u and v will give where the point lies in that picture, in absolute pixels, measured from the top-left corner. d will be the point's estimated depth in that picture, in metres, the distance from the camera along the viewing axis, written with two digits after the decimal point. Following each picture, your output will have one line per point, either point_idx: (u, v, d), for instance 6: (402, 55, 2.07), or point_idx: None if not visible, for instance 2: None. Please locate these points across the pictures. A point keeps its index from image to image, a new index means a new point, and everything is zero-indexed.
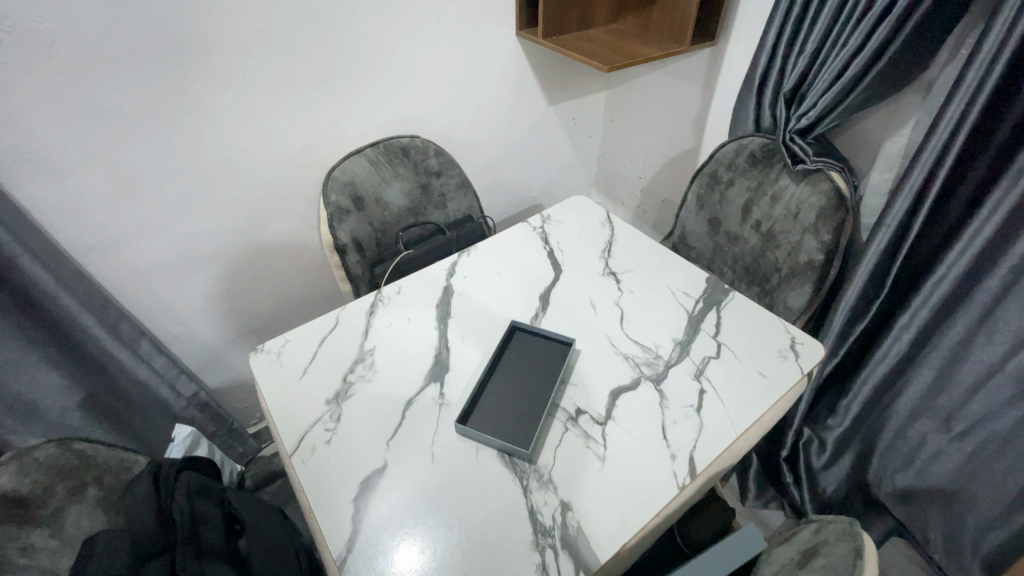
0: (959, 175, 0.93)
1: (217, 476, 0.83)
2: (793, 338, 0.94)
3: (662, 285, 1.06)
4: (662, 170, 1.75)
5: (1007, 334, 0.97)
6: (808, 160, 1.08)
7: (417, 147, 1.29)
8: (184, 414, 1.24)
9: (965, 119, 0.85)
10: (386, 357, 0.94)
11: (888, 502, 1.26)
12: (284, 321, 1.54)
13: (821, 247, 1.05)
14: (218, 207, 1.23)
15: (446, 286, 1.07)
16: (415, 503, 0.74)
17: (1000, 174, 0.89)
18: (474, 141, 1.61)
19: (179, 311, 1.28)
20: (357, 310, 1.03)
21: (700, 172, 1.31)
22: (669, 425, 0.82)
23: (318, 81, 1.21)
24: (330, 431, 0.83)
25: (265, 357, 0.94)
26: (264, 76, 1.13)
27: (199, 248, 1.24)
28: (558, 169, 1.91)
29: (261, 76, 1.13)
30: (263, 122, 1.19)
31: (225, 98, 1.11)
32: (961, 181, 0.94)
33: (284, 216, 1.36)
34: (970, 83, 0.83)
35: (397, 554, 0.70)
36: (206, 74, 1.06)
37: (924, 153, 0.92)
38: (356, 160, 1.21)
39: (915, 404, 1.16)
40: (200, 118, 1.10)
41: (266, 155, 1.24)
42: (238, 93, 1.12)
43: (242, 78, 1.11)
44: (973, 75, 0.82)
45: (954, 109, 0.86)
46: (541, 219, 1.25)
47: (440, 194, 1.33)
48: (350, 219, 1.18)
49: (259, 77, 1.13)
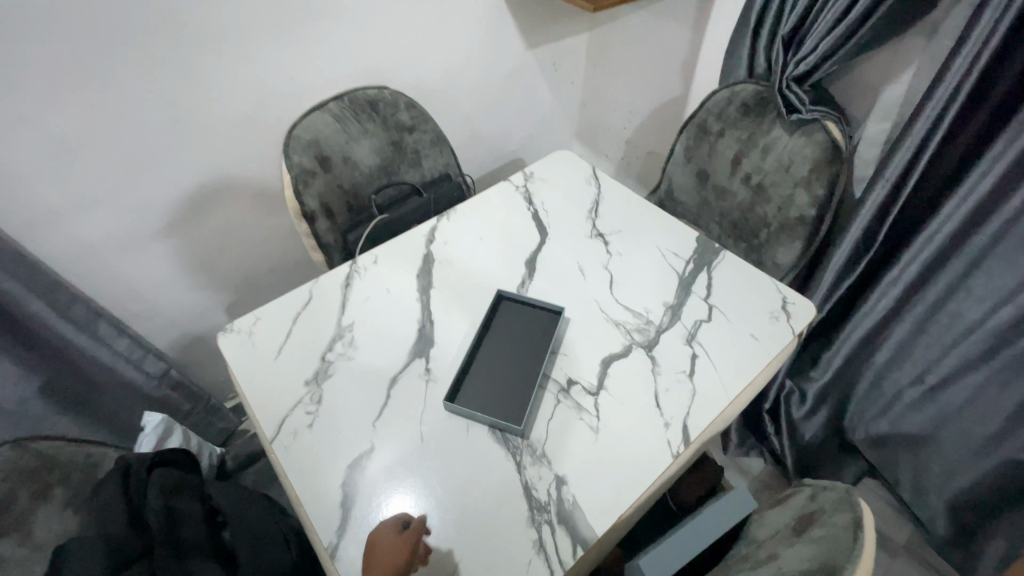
0: (959, 128, 0.90)
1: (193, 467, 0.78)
2: (784, 298, 0.92)
3: (652, 246, 1.02)
4: (647, 120, 1.67)
5: (992, 290, 0.97)
6: (804, 109, 1.04)
7: (385, 99, 1.18)
8: (156, 394, 1.19)
9: (974, 67, 0.82)
10: (366, 333, 0.89)
11: (861, 447, 1.30)
12: (255, 291, 1.46)
13: (814, 201, 1.03)
14: (169, 172, 1.12)
15: (427, 254, 1.01)
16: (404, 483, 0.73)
17: (1001, 127, 0.87)
18: (447, 92, 1.50)
19: (138, 287, 1.19)
20: (331, 283, 0.96)
21: (689, 122, 1.24)
22: (662, 393, 0.81)
23: (270, 27, 1.08)
24: (312, 414, 0.79)
25: (236, 337, 0.88)
26: (208, 22, 1.00)
27: (153, 218, 1.14)
28: (539, 120, 1.81)
29: (205, 22, 1.00)
30: (213, 75, 1.07)
31: (166, 48, 0.98)
32: (960, 134, 0.91)
33: (245, 180, 1.25)
34: (984, 27, 0.79)
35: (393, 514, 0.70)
36: (139, 20, 0.93)
37: (929, 102, 0.87)
38: (319, 116, 1.10)
39: (894, 356, 1.18)
40: (138, 73, 0.98)
41: (220, 112, 1.12)
42: (180, 41, 0.99)
43: (182, 25, 0.98)
44: (989, 16, 0.78)
45: (965, 56, 0.82)
46: (523, 176, 1.18)
47: (414, 152, 1.23)
48: (317, 182, 1.09)
49: (203, 23, 1.00)
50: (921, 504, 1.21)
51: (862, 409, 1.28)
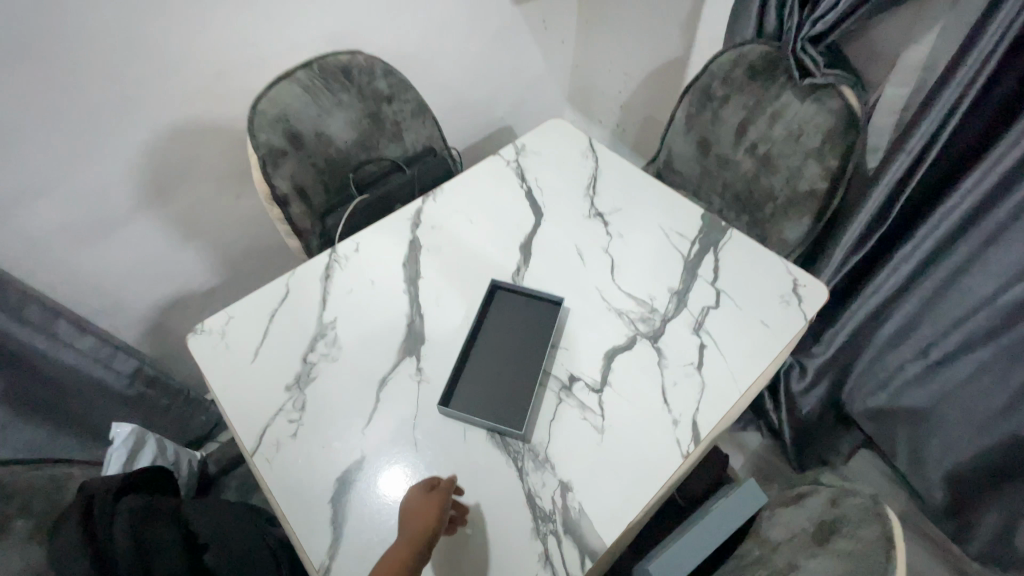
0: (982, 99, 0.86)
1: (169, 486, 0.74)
2: (794, 280, 0.87)
3: (655, 226, 0.95)
4: (644, 83, 1.57)
5: (1007, 266, 0.96)
6: (817, 73, 0.96)
7: (360, 65, 1.07)
8: (131, 392, 1.13)
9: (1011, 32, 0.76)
10: (350, 330, 0.82)
11: (858, 420, 1.26)
12: (231, 278, 1.37)
13: (825, 174, 0.96)
14: (122, 155, 1.01)
15: (414, 239, 0.94)
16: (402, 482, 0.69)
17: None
18: (428, 55, 1.38)
19: (99, 282, 1.10)
20: (310, 274, 0.88)
21: (691, 86, 1.15)
22: (669, 387, 0.76)
23: None
24: (295, 422, 0.73)
25: (207, 339, 0.81)
26: None
27: (109, 206, 1.04)
28: (527, 84, 1.70)
29: None
30: (161, 43, 0.95)
31: (99, 13, 0.87)
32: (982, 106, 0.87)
33: (210, 160, 1.14)
34: None
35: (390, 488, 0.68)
36: None
37: (965, 62, 0.80)
38: (286, 87, 0.99)
39: (898, 331, 1.15)
40: (70, 42, 0.86)
41: (172, 85, 1.01)
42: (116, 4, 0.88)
43: None
44: None
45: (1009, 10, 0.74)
46: (514, 149, 1.09)
47: (394, 124, 1.12)
48: (288, 161, 0.99)
49: None
50: (917, 476, 1.20)
51: (859, 383, 1.24)
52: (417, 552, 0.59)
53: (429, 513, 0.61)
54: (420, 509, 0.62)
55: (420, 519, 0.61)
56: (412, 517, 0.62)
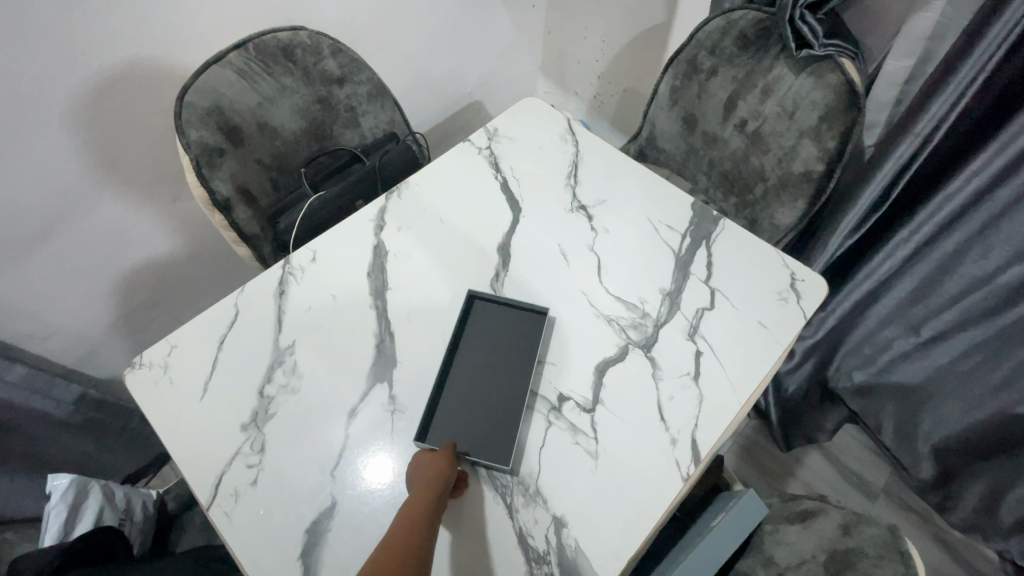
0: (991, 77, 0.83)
1: (109, 549, 0.68)
2: (792, 274, 0.81)
3: (642, 218, 0.88)
4: (621, 51, 1.46)
5: (1008, 247, 0.95)
6: (817, 45, 0.86)
7: (303, 44, 0.93)
8: (76, 420, 1.04)
9: None
10: (312, 354, 0.73)
11: (844, 397, 1.24)
12: (178, 283, 1.25)
13: (821, 155, 0.90)
14: (29, 161, 0.89)
15: (378, 244, 0.84)
16: (376, 514, 0.63)
17: None
18: (383, 26, 1.25)
19: (22, 303, 0.98)
20: (261, 291, 0.78)
21: (676, 56, 1.06)
22: (665, 402, 0.71)
23: None
24: (254, 467, 0.65)
25: (148, 373, 0.71)
26: None
27: (22, 219, 0.92)
28: (493, 55, 1.57)
29: None
30: (63, 25, 0.83)
31: None
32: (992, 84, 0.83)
33: (140, 155, 1.02)
34: None
35: (366, 474, 0.65)
36: None
37: (979, 46, 0.77)
38: (217, 73, 0.85)
39: (891, 310, 1.14)
40: None
41: (80, 74, 0.88)
42: None
43: None
44: None
45: None
46: (487, 134, 0.99)
47: (349, 108, 1.01)
48: (226, 160, 0.87)
49: None
50: (903, 450, 1.19)
51: (848, 359, 1.23)
52: (437, 491, 0.58)
53: (439, 461, 0.61)
54: (429, 461, 0.61)
55: (435, 463, 0.60)
56: (422, 469, 0.60)
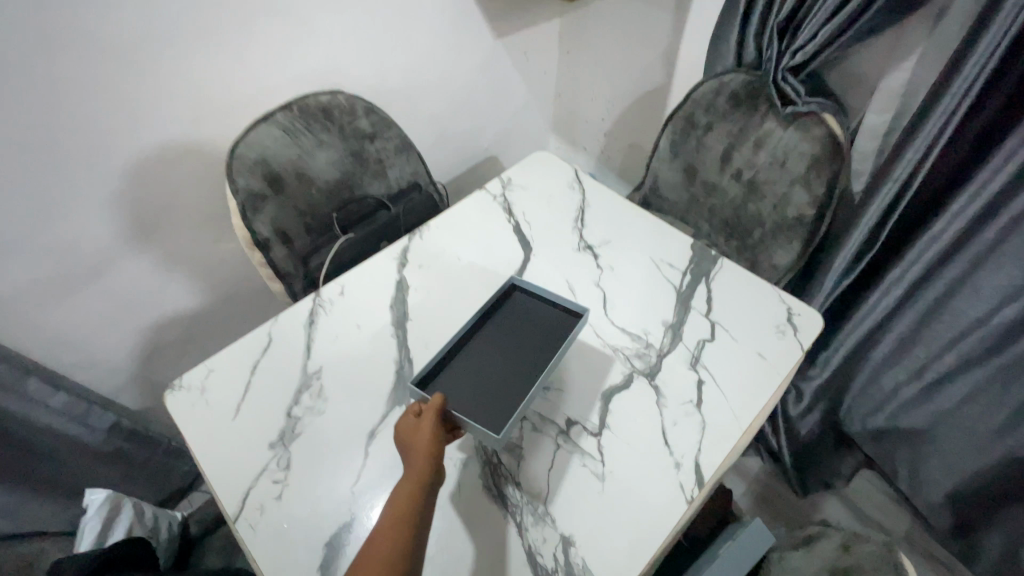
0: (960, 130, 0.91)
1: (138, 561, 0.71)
2: (789, 309, 0.86)
3: (644, 257, 0.94)
4: (625, 111, 1.59)
5: (996, 290, 0.98)
6: (799, 101, 0.99)
7: (340, 106, 1.06)
8: (108, 447, 1.10)
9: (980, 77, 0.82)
10: (336, 380, 0.79)
11: (858, 441, 1.26)
12: (211, 322, 1.34)
13: (812, 201, 0.97)
14: (95, 205, 1.01)
15: (400, 279, 0.91)
16: None
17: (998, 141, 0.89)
18: (411, 90, 1.39)
19: (73, 333, 1.08)
20: (293, 321, 0.85)
21: (674, 115, 1.16)
22: (669, 427, 0.74)
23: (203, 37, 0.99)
24: (280, 482, 0.69)
25: (186, 395, 0.77)
26: (125, 36, 0.91)
27: (82, 256, 1.03)
28: (510, 114, 1.72)
29: (120, 37, 0.90)
30: (136, 91, 0.96)
31: (76, 68, 0.88)
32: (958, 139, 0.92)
33: (193, 200, 1.14)
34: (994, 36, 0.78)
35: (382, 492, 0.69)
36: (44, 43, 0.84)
37: (940, 105, 0.86)
38: (264, 130, 0.97)
39: (893, 351, 1.16)
40: (49, 98, 0.88)
41: (147, 131, 1.01)
42: (93, 61, 0.89)
43: (95, 43, 0.88)
44: (995, 31, 0.78)
45: (973, 62, 0.81)
46: (501, 183, 1.08)
47: (377, 161, 1.12)
48: (268, 205, 0.97)
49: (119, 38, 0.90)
50: (920, 493, 1.19)
51: (857, 403, 1.24)
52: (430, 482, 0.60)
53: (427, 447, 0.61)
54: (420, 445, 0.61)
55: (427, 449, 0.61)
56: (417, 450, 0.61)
